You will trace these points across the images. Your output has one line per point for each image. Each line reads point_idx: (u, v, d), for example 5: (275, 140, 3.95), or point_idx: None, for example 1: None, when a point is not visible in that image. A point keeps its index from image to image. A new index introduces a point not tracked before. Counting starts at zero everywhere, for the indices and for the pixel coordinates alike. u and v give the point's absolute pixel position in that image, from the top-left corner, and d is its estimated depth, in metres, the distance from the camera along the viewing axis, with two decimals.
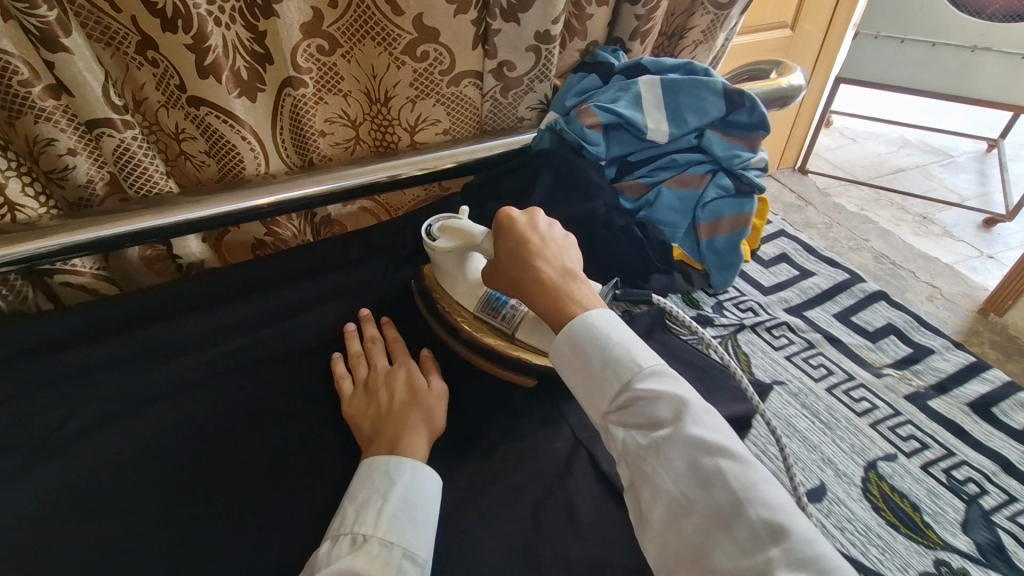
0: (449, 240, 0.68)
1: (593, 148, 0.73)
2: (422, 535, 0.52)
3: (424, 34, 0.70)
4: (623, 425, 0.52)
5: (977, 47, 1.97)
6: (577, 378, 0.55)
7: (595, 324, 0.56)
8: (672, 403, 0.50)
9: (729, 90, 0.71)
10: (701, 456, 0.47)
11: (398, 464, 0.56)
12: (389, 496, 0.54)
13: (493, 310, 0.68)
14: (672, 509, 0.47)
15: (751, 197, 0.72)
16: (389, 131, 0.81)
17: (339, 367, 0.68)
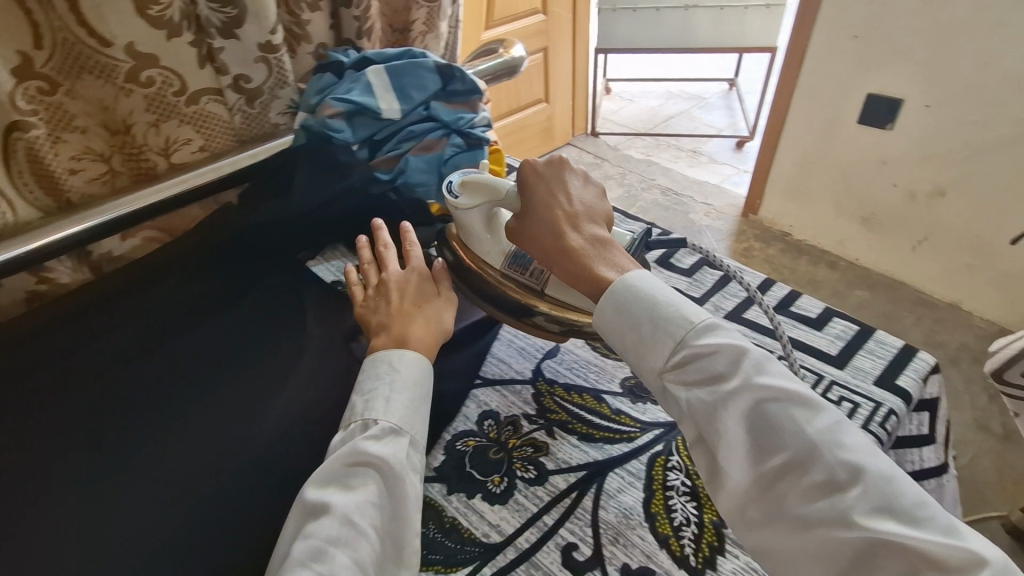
0: (472, 197, 0.73)
1: (339, 135, 0.82)
2: (418, 415, 0.61)
3: (141, 60, 0.74)
4: (689, 377, 0.59)
5: (688, 6, 2.38)
6: (627, 343, 0.62)
7: (638, 287, 0.62)
8: (731, 353, 0.57)
9: (440, 66, 0.85)
10: (771, 405, 0.54)
11: (395, 357, 0.63)
12: (384, 385, 0.61)
13: (520, 267, 0.73)
14: (745, 451, 0.55)
15: (480, 149, 0.86)
16: (143, 158, 0.82)
17: (352, 275, 0.75)
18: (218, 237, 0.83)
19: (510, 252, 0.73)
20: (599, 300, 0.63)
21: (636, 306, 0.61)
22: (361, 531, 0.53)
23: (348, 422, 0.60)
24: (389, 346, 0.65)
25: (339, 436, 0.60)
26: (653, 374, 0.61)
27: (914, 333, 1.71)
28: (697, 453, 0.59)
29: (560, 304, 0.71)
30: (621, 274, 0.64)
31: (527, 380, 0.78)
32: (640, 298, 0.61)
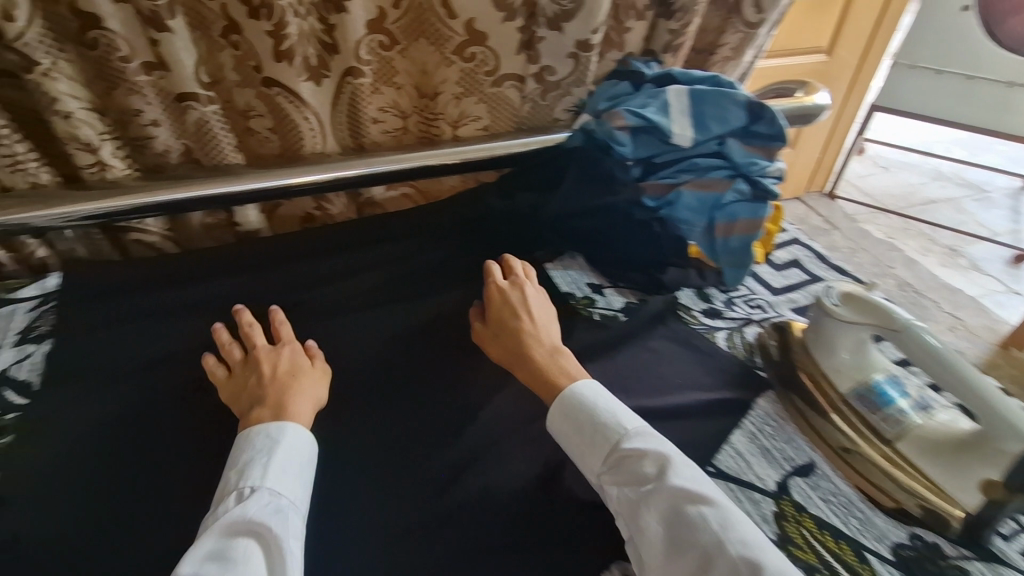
0: (856, 312, 0.59)
1: (620, 148, 0.78)
2: (303, 485, 0.54)
3: (474, 37, 0.78)
4: (615, 481, 0.56)
5: (1014, 83, 1.94)
6: (572, 440, 0.59)
7: (585, 393, 0.61)
8: (654, 456, 0.55)
9: (750, 103, 0.77)
10: (686, 506, 0.52)
11: (282, 427, 0.57)
12: (263, 453, 0.54)
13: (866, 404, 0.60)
14: (670, 542, 0.51)
15: (765, 203, 0.76)
16: (435, 124, 0.88)
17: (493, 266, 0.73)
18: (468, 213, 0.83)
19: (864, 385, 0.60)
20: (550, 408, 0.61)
21: (583, 410, 0.60)
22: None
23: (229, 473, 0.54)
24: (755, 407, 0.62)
25: (207, 516, 0.52)
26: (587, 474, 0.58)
27: None
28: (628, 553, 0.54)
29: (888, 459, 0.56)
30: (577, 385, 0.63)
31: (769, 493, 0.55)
32: (587, 403, 0.59)
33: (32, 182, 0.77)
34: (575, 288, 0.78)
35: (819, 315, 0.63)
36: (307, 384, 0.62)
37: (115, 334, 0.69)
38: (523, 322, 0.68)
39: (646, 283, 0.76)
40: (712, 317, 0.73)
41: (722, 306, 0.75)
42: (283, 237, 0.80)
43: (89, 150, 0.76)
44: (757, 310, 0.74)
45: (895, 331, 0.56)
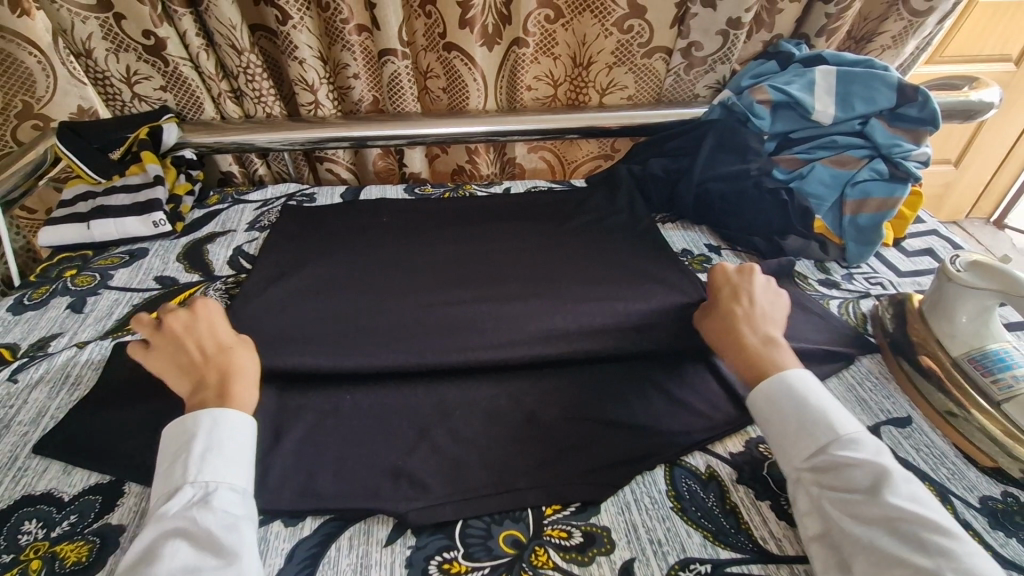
0: (980, 278, 0.58)
1: (758, 121, 0.84)
2: (240, 471, 0.48)
3: (634, 10, 0.87)
4: (818, 483, 0.48)
5: None
6: (773, 432, 0.52)
7: (795, 386, 0.53)
8: (874, 470, 0.46)
9: (903, 84, 0.77)
10: (238, 433, 0.50)
11: (224, 412, 0.51)
12: (200, 446, 0.48)
13: (982, 367, 0.57)
14: (868, 553, 0.43)
15: (904, 184, 0.77)
16: (584, 92, 1.00)
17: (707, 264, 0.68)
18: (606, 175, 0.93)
19: (983, 348, 0.58)
20: (752, 400, 0.54)
21: (788, 402, 0.52)
22: (638, 518, 0.50)
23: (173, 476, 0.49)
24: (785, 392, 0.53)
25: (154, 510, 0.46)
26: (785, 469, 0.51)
27: None
28: (814, 558, 0.46)
29: (995, 420, 0.54)
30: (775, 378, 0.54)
31: None
32: (800, 399, 0.51)
33: (267, 112, 0.98)
34: (692, 247, 0.85)
35: (938, 284, 0.62)
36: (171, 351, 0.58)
37: (311, 233, 0.86)
38: (740, 309, 0.61)
39: (767, 250, 0.80)
40: (827, 285, 0.76)
41: (841, 278, 0.77)
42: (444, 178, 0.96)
43: (309, 90, 0.96)
44: (878, 286, 0.76)
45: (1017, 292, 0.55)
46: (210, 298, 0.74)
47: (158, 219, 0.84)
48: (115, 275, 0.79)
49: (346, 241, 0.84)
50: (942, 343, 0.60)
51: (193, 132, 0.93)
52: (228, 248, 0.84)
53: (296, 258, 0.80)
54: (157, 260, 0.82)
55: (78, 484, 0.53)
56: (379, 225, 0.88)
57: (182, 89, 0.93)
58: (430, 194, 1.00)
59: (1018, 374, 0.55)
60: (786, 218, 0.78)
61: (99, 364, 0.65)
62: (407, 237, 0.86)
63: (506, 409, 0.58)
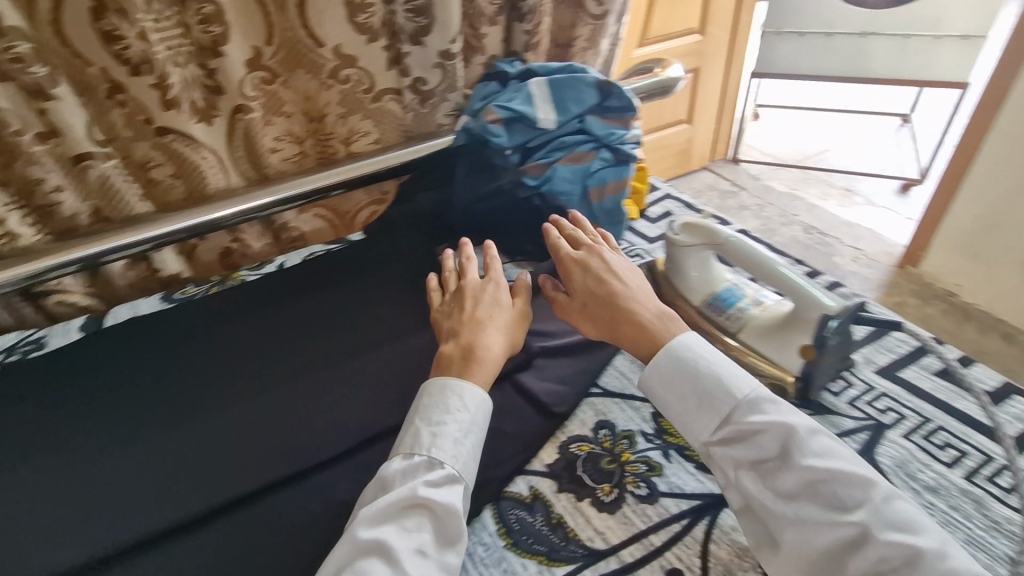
0: (691, 237, 0.68)
1: (496, 140, 0.87)
2: (439, 453, 0.57)
3: (344, 61, 0.87)
4: (733, 456, 0.58)
5: (865, 33, 2.23)
6: (668, 409, 0.62)
7: (676, 359, 0.62)
8: (779, 438, 0.55)
9: (599, 82, 0.88)
10: (440, 412, 0.59)
11: (462, 389, 0.61)
12: (453, 415, 0.59)
13: (716, 308, 0.68)
14: (795, 525, 0.54)
15: (627, 165, 0.88)
16: (328, 144, 0.96)
17: (490, 252, 0.75)
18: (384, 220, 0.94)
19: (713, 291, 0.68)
20: (647, 378, 0.63)
21: (686, 375, 0.61)
22: None
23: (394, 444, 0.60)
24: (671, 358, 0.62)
25: (385, 471, 0.57)
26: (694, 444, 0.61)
27: None
28: (745, 527, 0.57)
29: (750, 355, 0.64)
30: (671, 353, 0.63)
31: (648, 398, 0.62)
32: (694, 372, 0.61)
33: None
34: (478, 270, 0.88)
35: (670, 251, 0.71)
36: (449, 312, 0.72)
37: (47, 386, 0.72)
38: (614, 284, 0.69)
39: (539, 253, 0.85)
40: None
41: None
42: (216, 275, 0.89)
43: None
44: (638, 257, 0.85)
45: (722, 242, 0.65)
46: None
47: None
48: None
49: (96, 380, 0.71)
50: (686, 297, 0.70)
51: None
52: None
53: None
54: None
55: None
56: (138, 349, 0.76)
57: None
58: (194, 293, 0.89)
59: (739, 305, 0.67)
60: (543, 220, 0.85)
61: None
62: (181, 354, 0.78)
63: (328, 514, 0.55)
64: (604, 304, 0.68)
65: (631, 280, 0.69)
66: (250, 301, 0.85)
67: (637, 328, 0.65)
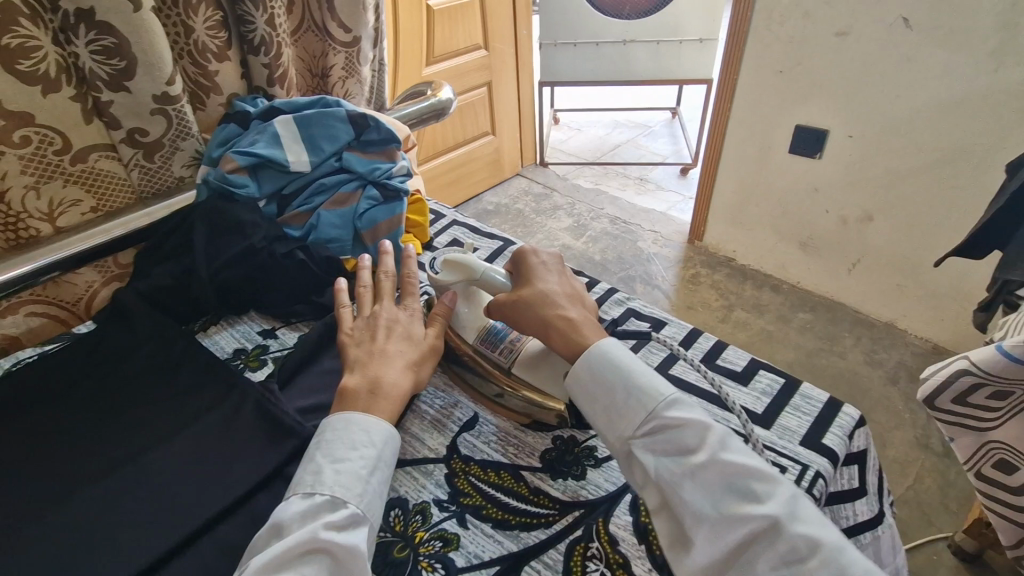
0: (452, 274, 0.66)
1: (242, 190, 0.77)
2: (308, 508, 0.47)
3: (13, 119, 0.69)
4: (649, 451, 0.51)
5: (627, 40, 2.42)
6: (597, 404, 0.54)
7: (618, 350, 0.55)
8: (700, 428, 0.49)
9: (351, 115, 0.81)
10: (348, 438, 0.51)
11: (371, 421, 0.52)
12: (373, 451, 0.51)
13: (489, 344, 0.64)
14: (709, 523, 0.47)
15: (398, 201, 0.82)
16: (22, 225, 0.75)
17: (343, 296, 0.66)
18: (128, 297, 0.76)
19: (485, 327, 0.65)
20: (580, 366, 0.55)
21: (609, 370, 0.54)
22: None
23: (291, 487, 0.50)
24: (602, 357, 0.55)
25: (281, 509, 0.47)
26: (614, 442, 0.53)
27: (855, 352, 1.78)
28: (660, 526, 0.50)
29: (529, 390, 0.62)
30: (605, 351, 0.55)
31: (442, 458, 0.59)
32: (617, 364, 0.54)
33: None
34: (245, 342, 0.75)
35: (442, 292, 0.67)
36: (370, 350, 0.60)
37: None
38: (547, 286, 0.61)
39: (313, 312, 0.76)
40: None
41: None
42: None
43: None
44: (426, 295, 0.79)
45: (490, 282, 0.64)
46: None
47: None
48: None
49: None
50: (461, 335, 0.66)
51: None
52: None
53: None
54: None
55: None
56: None
57: None
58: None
59: (511, 338, 0.64)
60: (312, 274, 0.76)
61: None
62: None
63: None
64: (541, 301, 0.60)
65: (558, 280, 0.62)
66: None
67: (557, 318, 0.59)
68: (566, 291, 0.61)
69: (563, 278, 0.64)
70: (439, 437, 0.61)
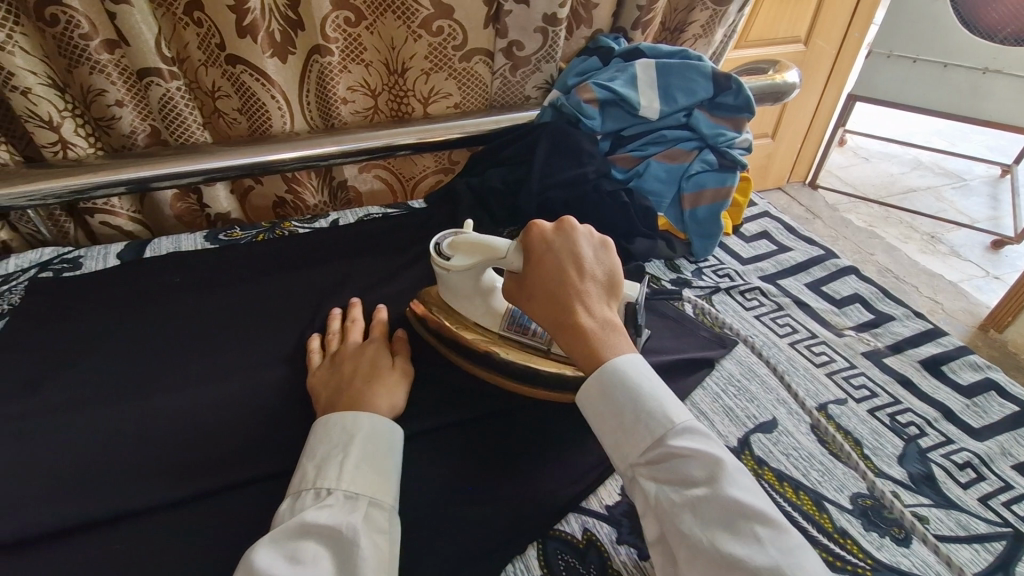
0: (465, 258, 0.60)
1: (589, 121, 0.79)
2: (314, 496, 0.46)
3: (439, 10, 0.78)
4: (651, 479, 0.45)
5: (988, 69, 1.75)
6: (606, 422, 0.47)
7: (627, 369, 0.48)
8: (710, 461, 0.43)
9: (717, 74, 0.76)
10: (306, 456, 0.49)
11: (327, 422, 0.51)
12: (314, 457, 0.49)
13: (519, 326, 0.61)
14: (703, 561, 0.40)
15: (733, 173, 0.77)
16: (405, 102, 0.88)
17: (313, 342, 0.64)
18: (460, 190, 0.85)
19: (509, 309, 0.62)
20: (591, 376, 0.48)
21: (620, 389, 0.47)
22: None
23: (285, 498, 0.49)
24: (614, 368, 0.48)
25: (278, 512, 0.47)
26: (619, 465, 0.47)
27: None
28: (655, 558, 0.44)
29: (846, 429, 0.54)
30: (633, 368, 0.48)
31: (732, 448, 0.53)
32: (629, 382, 0.47)
33: None
34: None
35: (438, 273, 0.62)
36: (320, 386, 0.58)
37: (81, 315, 0.68)
38: (576, 280, 0.52)
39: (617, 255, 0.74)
40: (679, 285, 0.73)
41: (691, 275, 0.75)
42: (281, 235, 0.83)
43: (48, 127, 0.73)
44: (726, 278, 0.74)
45: (532, 261, 0.54)
46: None
47: None
48: None
49: (134, 320, 0.68)
50: (456, 313, 0.64)
51: None
52: None
53: (39, 362, 0.62)
54: None
55: None
56: (173, 290, 0.72)
57: None
58: (240, 238, 0.82)
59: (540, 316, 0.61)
60: (627, 221, 0.75)
61: None
62: (209, 300, 0.71)
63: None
64: (564, 295, 0.51)
65: (594, 265, 0.53)
66: (288, 259, 0.78)
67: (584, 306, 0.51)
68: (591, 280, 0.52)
69: (597, 253, 0.54)
70: (726, 419, 0.55)
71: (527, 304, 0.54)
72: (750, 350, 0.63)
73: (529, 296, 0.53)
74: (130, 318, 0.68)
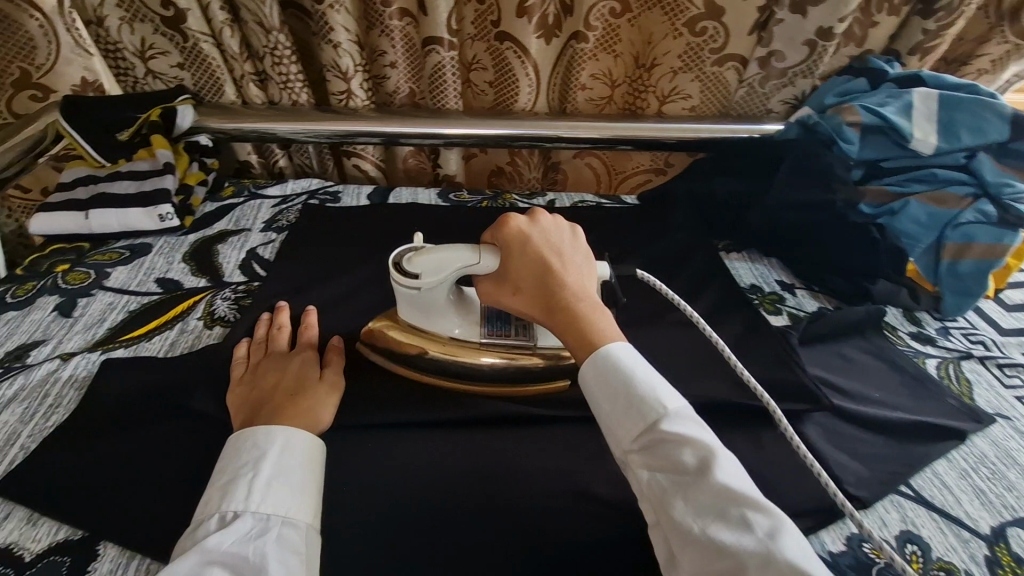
0: (434, 269, 0.56)
1: (845, 145, 0.73)
2: (219, 523, 0.43)
3: (711, 11, 0.77)
4: (644, 465, 0.43)
5: None
6: (601, 411, 0.47)
7: (620, 355, 0.47)
8: (702, 447, 0.42)
9: (1017, 117, 0.68)
10: (211, 483, 0.46)
11: (240, 439, 0.48)
12: (221, 480, 0.45)
13: (498, 331, 0.61)
14: (695, 547, 0.39)
15: (1015, 230, 0.67)
16: (642, 97, 0.90)
17: (240, 350, 0.59)
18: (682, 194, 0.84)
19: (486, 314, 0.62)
20: (583, 363, 0.48)
21: (614, 375, 0.46)
22: None
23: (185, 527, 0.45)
24: (599, 355, 0.47)
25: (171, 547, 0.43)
26: (614, 451, 0.46)
27: None
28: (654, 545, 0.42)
29: None
30: (617, 359, 0.47)
31: (983, 535, 0.47)
32: (624, 369, 0.46)
33: (292, 100, 0.87)
34: (761, 283, 0.74)
35: (403, 291, 0.58)
36: (240, 398, 0.54)
37: (337, 241, 0.77)
38: (556, 262, 0.52)
39: (848, 292, 0.71)
40: (921, 342, 0.66)
41: (937, 334, 0.67)
42: (502, 205, 0.88)
43: (342, 77, 0.85)
44: (979, 346, 0.66)
45: (497, 255, 0.54)
46: (222, 310, 0.66)
47: (166, 213, 0.75)
48: (113, 274, 0.70)
49: (377, 255, 0.76)
50: (421, 327, 0.61)
51: (211, 117, 0.83)
52: (240, 251, 0.75)
53: (304, 273, 0.72)
54: (159, 260, 0.73)
55: (44, 538, 0.44)
56: (409, 236, 0.80)
57: (200, 66, 0.82)
58: (467, 200, 0.90)
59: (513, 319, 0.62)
60: (875, 260, 0.68)
61: (83, 383, 0.56)
62: None
63: (554, 485, 0.53)
64: (541, 275, 0.52)
65: (568, 251, 0.54)
66: None
67: (569, 294, 0.51)
68: (568, 262, 0.53)
69: (569, 242, 0.55)
70: (978, 503, 0.49)
71: (510, 296, 0.54)
72: (1009, 432, 0.56)
73: (511, 288, 0.53)
74: (374, 253, 0.77)
